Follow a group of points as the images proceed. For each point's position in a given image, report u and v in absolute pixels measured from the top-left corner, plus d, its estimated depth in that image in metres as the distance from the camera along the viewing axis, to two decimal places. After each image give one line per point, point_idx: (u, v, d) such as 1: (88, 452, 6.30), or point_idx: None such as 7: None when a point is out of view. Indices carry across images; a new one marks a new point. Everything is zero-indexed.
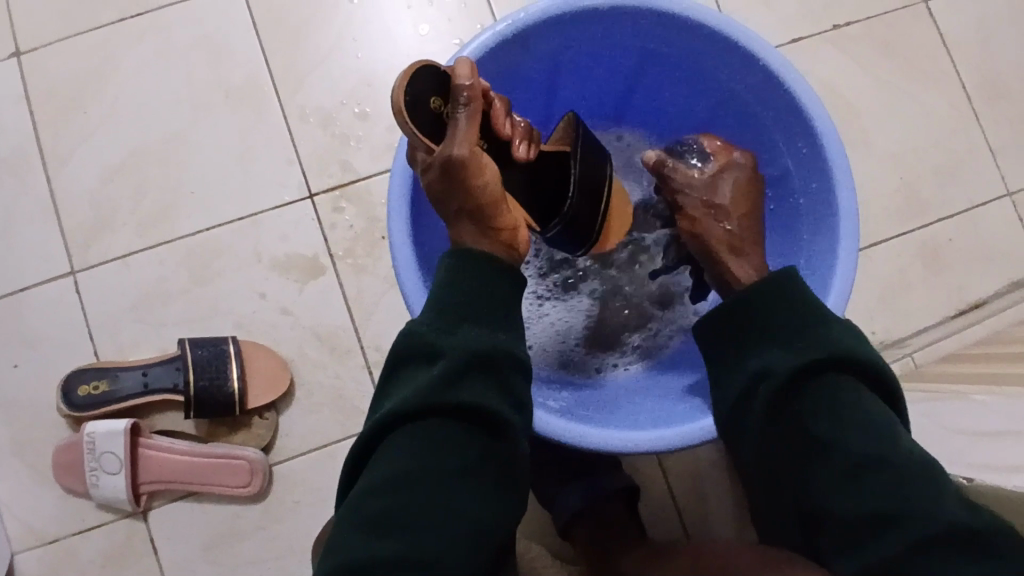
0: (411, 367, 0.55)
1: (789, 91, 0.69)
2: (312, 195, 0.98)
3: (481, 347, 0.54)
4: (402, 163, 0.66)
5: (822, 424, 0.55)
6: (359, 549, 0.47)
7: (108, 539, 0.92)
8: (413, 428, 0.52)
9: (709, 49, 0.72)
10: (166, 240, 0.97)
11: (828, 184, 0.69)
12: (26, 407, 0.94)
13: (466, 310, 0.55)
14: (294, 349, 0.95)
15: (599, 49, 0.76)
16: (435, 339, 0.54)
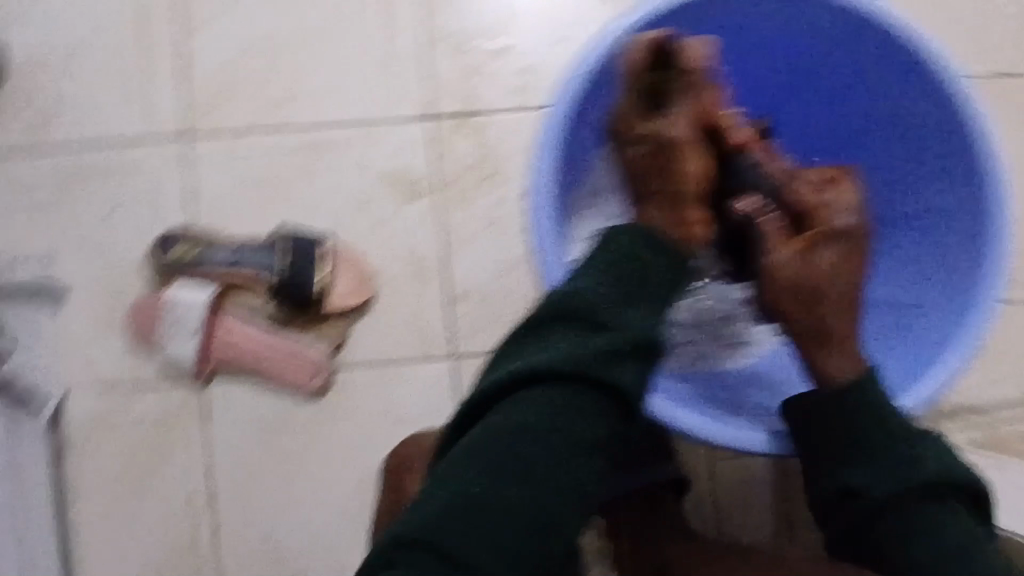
0: (568, 326, 0.54)
1: (970, 123, 0.71)
2: (433, 116, 0.97)
3: (643, 335, 0.54)
4: (556, 124, 0.69)
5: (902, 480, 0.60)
6: (465, 483, 0.50)
7: (162, 399, 0.94)
8: (553, 388, 0.52)
9: (884, 59, 0.74)
10: (281, 126, 0.97)
11: (982, 224, 0.73)
12: (110, 253, 0.95)
13: (637, 296, 0.56)
14: (381, 264, 0.95)
15: (768, 41, 0.79)
16: (600, 309, 0.54)
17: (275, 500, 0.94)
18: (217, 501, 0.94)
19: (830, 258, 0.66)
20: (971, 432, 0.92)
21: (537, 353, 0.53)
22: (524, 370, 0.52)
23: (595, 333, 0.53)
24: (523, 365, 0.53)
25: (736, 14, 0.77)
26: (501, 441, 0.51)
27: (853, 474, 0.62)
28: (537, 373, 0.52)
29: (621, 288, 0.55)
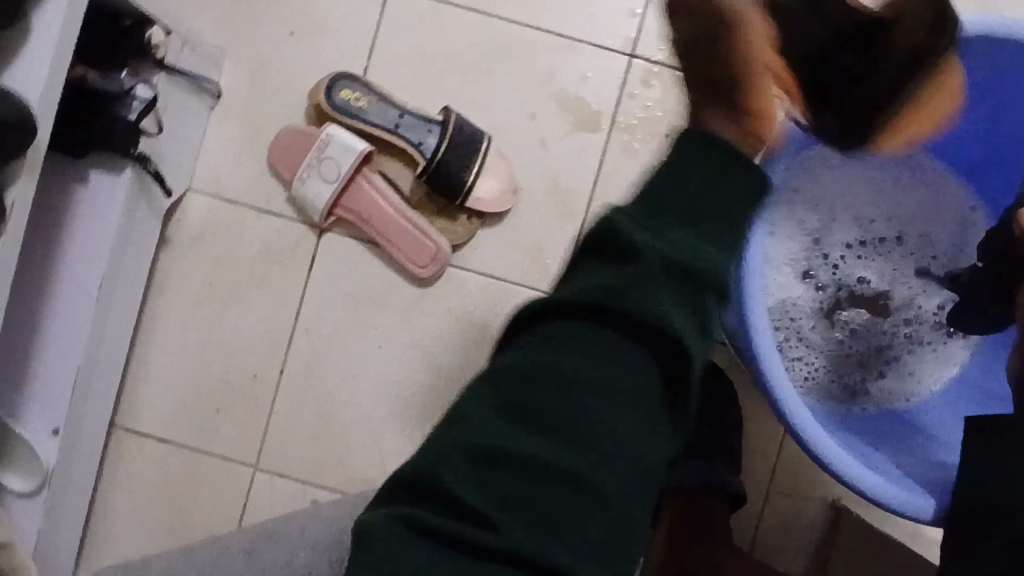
0: (610, 263, 0.42)
1: None
2: (632, 55, 0.93)
3: (689, 257, 0.41)
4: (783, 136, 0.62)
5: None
6: (479, 437, 0.40)
7: (278, 231, 0.94)
8: (591, 333, 0.40)
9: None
10: (483, 10, 0.93)
11: None
12: (279, 76, 0.95)
13: (696, 222, 0.43)
14: (528, 181, 0.93)
15: (997, 88, 0.72)
16: (640, 232, 0.42)
17: (345, 363, 0.94)
18: (292, 344, 0.95)
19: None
20: None
21: (572, 287, 0.42)
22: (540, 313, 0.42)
23: (622, 264, 0.41)
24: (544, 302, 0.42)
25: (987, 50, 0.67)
26: (524, 397, 0.40)
27: None
28: (563, 310, 0.41)
29: (676, 212, 0.44)
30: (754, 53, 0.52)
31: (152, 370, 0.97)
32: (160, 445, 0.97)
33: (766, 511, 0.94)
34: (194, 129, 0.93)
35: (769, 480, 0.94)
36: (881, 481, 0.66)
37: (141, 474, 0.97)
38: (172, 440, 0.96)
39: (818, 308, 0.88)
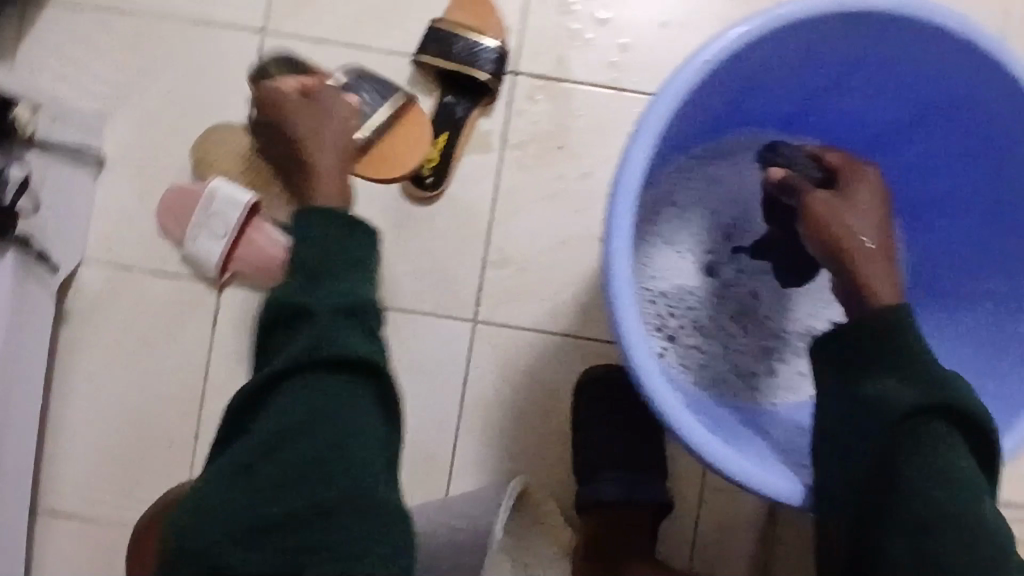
0: (289, 328, 0.54)
1: (929, 108, 0.72)
2: (515, 72, 0.92)
3: (322, 301, 0.54)
4: (634, 177, 0.60)
5: (925, 451, 0.60)
6: (229, 514, 0.47)
7: (177, 291, 0.92)
8: (290, 390, 0.51)
9: (1009, 121, 0.65)
10: (361, 44, 0.92)
11: (960, 209, 0.76)
12: (159, 133, 0.92)
13: (329, 276, 0.56)
14: (426, 209, 0.91)
15: (797, 50, 0.67)
16: (303, 301, 0.54)
17: None
18: (207, 403, 0.92)
19: (851, 210, 0.73)
20: None
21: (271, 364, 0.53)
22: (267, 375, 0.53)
23: (307, 323, 0.53)
24: (271, 369, 0.53)
25: (777, 37, 0.63)
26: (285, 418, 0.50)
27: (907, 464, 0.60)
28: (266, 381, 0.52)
29: (325, 268, 0.57)
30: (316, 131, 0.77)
31: (65, 448, 0.93)
32: (83, 524, 0.93)
33: (696, 526, 0.92)
34: (77, 197, 0.90)
35: (700, 484, 0.93)
36: (739, 459, 0.64)
37: (67, 553, 0.93)
38: (95, 518, 0.93)
39: (695, 287, 0.86)
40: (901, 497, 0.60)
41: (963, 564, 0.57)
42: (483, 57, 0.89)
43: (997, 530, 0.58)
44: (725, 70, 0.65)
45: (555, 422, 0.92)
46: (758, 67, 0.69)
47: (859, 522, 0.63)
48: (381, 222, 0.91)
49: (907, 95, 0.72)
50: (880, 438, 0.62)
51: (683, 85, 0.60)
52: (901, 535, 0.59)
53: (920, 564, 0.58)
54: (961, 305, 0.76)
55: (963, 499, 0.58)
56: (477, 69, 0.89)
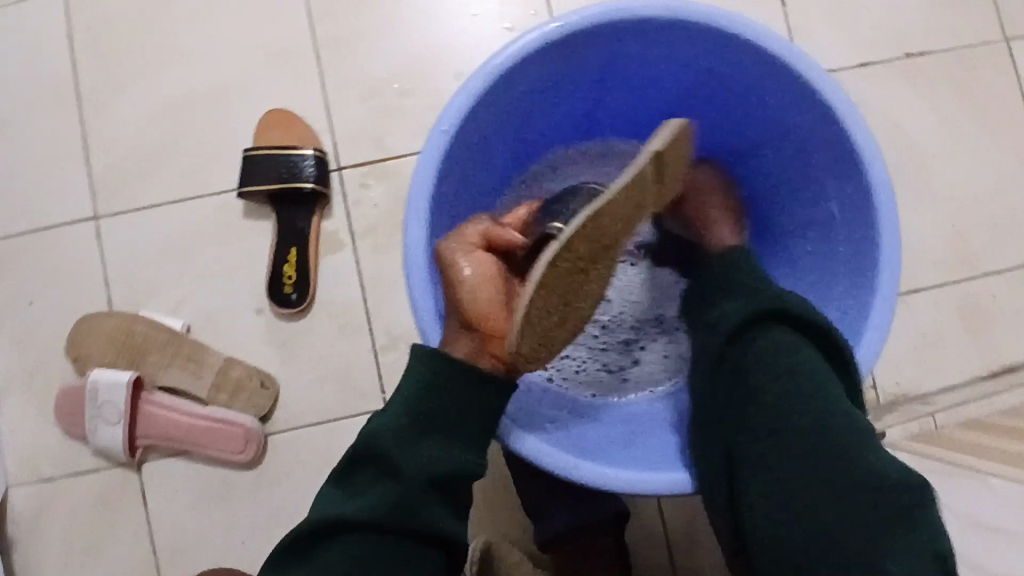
0: (370, 472, 0.54)
1: (690, 80, 0.72)
2: (339, 167, 0.95)
3: (422, 461, 0.53)
4: (415, 237, 0.62)
5: (758, 354, 0.55)
6: None
7: (101, 484, 0.92)
8: (370, 544, 0.51)
9: (751, 69, 0.66)
10: (192, 195, 0.95)
11: (782, 151, 0.72)
12: (36, 344, 0.95)
13: (426, 429, 0.55)
14: (303, 322, 0.93)
15: (528, 88, 0.69)
16: (394, 453, 0.53)
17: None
18: None
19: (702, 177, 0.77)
20: (911, 422, 0.87)
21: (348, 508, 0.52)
22: (373, 473, 0.53)
23: (394, 477, 0.53)
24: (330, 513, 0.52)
25: (492, 90, 0.64)
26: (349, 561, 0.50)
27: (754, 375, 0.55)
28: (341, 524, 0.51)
29: (415, 422, 0.55)
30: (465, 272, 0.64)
31: None
32: None
33: (663, 523, 0.92)
34: None
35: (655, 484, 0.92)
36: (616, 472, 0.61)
37: None
38: None
39: None
40: (749, 403, 0.54)
41: (818, 451, 0.49)
42: (304, 166, 0.92)
43: (849, 416, 0.51)
44: (475, 131, 0.67)
45: (497, 473, 0.91)
46: (505, 117, 0.70)
47: (722, 453, 0.56)
48: (265, 349, 0.93)
49: (663, 85, 0.74)
50: (729, 361, 0.57)
51: (430, 166, 0.62)
52: (756, 445, 0.53)
53: (774, 472, 0.51)
54: (787, 243, 0.75)
55: (811, 389, 0.52)
56: (301, 179, 0.92)
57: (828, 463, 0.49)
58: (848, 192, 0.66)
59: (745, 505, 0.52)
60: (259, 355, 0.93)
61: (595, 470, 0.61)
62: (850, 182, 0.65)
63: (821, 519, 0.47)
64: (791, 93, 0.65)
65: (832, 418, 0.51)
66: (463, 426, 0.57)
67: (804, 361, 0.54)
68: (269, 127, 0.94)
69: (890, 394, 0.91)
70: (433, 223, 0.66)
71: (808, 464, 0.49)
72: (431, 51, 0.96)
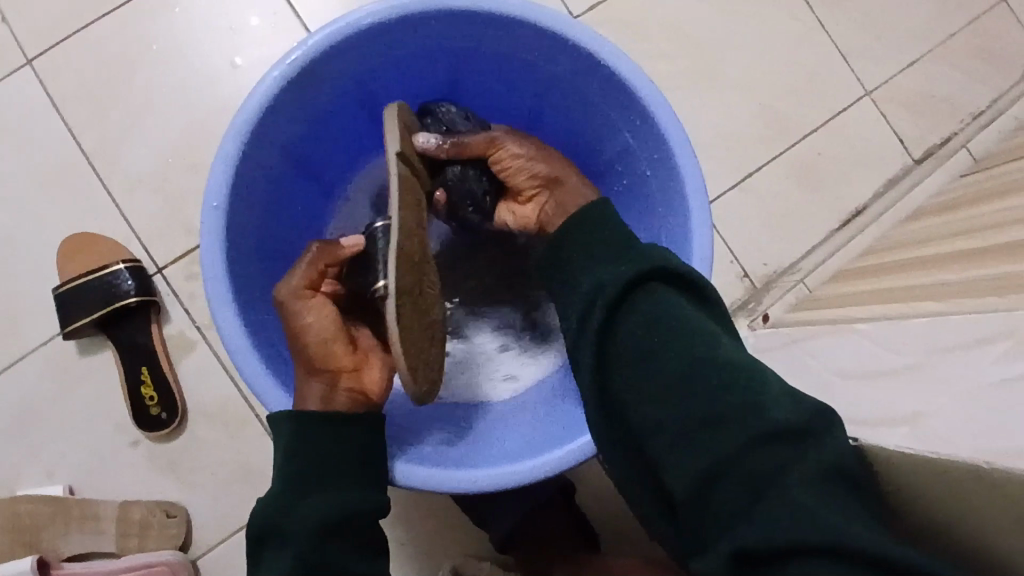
0: (268, 549, 0.51)
1: (446, 64, 0.71)
2: (160, 268, 0.89)
3: (315, 517, 0.51)
4: (228, 318, 0.59)
5: (638, 326, 0.52)
6: None
7: None
8: None
9: (495, 35, 0.66)
10: (19, 355, 0.88)
11: (560, 99, 0.72)
12: None
13: (308, 483, 0.53)
14: (184, 435, 0.88)
15: (291, 132, 0.67)
16: (283, 520, 0.51)
17: None
18: None
19: (517, 147, 0.70)
20: (786, 294, 0.91)
21: None
22: (270, 550, 0.51)
23: (290, 544, 0.50)
24: None
25: (252, 148, 0.62)
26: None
27: (640, 337, 0.52)
28: None
29: (295, 484, 0.53)
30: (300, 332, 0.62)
31: None
32: None
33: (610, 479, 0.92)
34: None
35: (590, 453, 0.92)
36: (494, 470, 0.61)
37: None
38: None
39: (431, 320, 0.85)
40: (646, 381, 0.51)
41: (725, 408, 0.47)
42: (121, 282, 0.86)
43: (743, 361, 0.49)
44: (254, 192, 0.65)
45: (437, 500, 0.90)
46: (282, 167, 0.68)
47: (627, 439, 0.53)
48: (157, 477, 0.87)
49: (429, 77, 0.73)
50: (610, 328, 0.54)
51: (216, 245, 0.60)
52: (664, 423, 0.49)
53: (691, 447, 0.47)
54: (602, 182, 0.75)
55: (704, 347, 0.50)
56: (122, 296, 0.86)
57: (740, 419, 0.46)
58: (628, 116, 0.66)
59: (661, 466, 0.49)
60: (153, 487, 0.87)
61: (468, 474, 0.61)
62: (627, 107, 0.65)
63: (751, 481, 0.44)
64: (538, 42, 0.65)
65: (722, 365, 0.49)
66: (343, 466, 0.55)
67: (684, 314, 0.52)
68: (69, 255, 0.88)
69: (762, 276, 0.92)
70: (243, 297, 0.63)
71: (720, 426, 0.46)
72: (210, 119, 0.92)
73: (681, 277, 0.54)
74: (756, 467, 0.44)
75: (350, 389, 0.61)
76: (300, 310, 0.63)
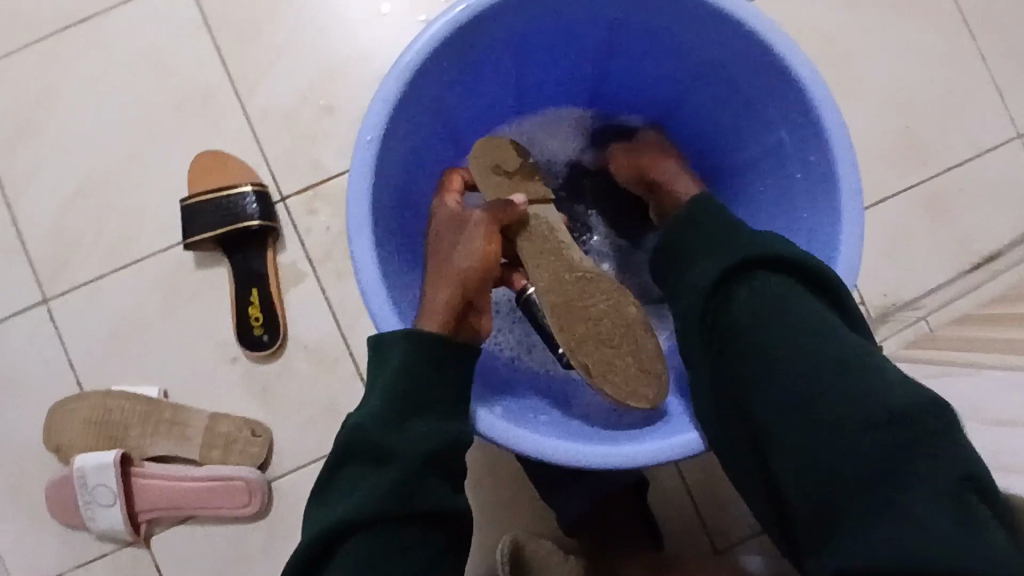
0: (361, 465, 0.50)
1: (608, 36, 0.70)
2: (283, 198, 0.92)
3: (423, 443, 0.50)
4: (366, 251, 0.58)
5: (745, 315, 0.53)
6: None
7: (113, 569, 0.89)
8: (373, 536, 0.47)
9: (666, 11, 0.64)
10: (137, 259, 0.92)
11: (714, 89, 0.70)
12: (12, 444, 0.91)
13: (415, 407, 0.52)
14: (280, 361, 0.90)
15: (447, 81, 0.66)
16: (386, 436, 0.50)
17: None
18: None
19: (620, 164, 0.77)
20: (904, 329, 0.88)
21: (346, 505, 0.48)
22: (366, 464, 0.50)
23: (390, 463, 0.49)
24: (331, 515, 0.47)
25: (413, 90, 0.62)
26: (353, 564, 0.46)
27: (749, 329, 0.52)
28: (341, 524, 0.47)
29: (402, 404, 0.52)
30: (451, 252, 0.66)
31: None
32: None
33: (685, 484, 0.90)
34: None
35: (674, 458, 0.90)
36: (597, 448, 0.59)
37: None
38: None
39: None
40: (756, 374, 0.51)
41: (839, 406, 0.46)
42: (245, 204, 0.89)
43: (855, 354, 0.48)
44: (404, 134, 0.64)
45: (510, 473, 0.90)
46: (431, 115, 0.67)
47: (743, 434, 0.53)
48: (249, 398, 0.90)
49: (585, 45, 0.71)
50: (718, 321, 0.54)
51: (364, 179, 0.59)
52: (773, 417, 0.49)
53: (804, 445, 0.47)
54: (744, 178, 0.73)
55: (812, 340, 0.50)
56: (245, 218, 0.88)
57: (857, 417, 0.45)
58: (791, 114, 0.64)
59: (774, 459, 0.49)
60: (243, 406, 0.90)
61: (572, 449, 0.59)
62: (789, 102, 0.63)
63: (865, 482, 0.44)
64: (704, 26, 0.64)
65: (831, 355, 0.49)
66: (444, 398, 0.54)
67: (792, 303, 0.52)
68: (200, 171, 0.91)
69: (880, 307, 0.90)
70: (380, 235, 0.62)
71: (831, 422, 0.46)
72: (347, 59, 0.93)
73: (794, 265, 0.54)
74: (875, 462, 0.44)
75: (472, 322, 0.63)
76: (450, 235, 0.67)
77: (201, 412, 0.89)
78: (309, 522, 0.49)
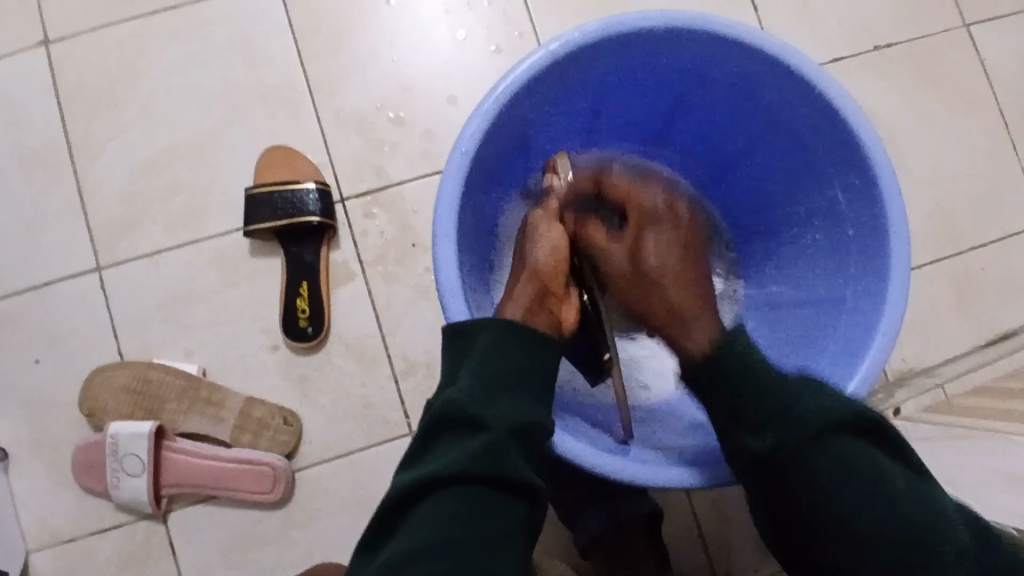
0: (451, 432, 0.53)
1: (688, 83, 0.75)
2: (344, 199, 0.95)
3: (513, 420, 0.53)
4: (448, 251, 0.62)
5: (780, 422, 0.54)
6: None
7: (126, 539, 0.90)
8: (460, 495, 0.50)
9: (741, 68, 0.69)
10: (195, 240, 0.95)
11: (782, 144, 0.75)
12: (45, 404, 0.92)
13: (504, 385, 0.55)
14: (320, 355, 0.93)
15: (534, 106, 0.70)
16: (478, 408, 0.53)
17: None
18: None
19: (655, 243, 0.73)
20: (923, 396, 0.91)
21: (438, 465, 0.51)
22: (458, 432, 0.53)
23: (480, 433, 0.52)
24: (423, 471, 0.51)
25: (506, 111, 0.66)
26: (443, 518, 0.49)
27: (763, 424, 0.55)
28: (433, 481, 0.51)
29: (492, 383, 0.55)
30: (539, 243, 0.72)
31: None
32: None
33: (697, 522, 0.92)
34: None
35: (687, 494, 0.93)
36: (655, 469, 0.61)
37: None
38: None
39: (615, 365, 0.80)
40: (801, 486, 0.52)
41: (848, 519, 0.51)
42: (308, 200, 0.92)
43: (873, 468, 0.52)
44: (490, 150, 0.68)
45: None
46: (515, 135, 0.71)
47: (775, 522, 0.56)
48: (284, 387, 0.92)
49: (660, 88, 0.76)
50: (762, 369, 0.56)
51: (454, 186, 0.63)
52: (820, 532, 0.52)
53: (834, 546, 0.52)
54: (795, 231, 0.78)
55: (848, 469, 0.52)
56: (307, 214, 0.91)
57: (874, 524, 0.50)
58: (850, 175, 0.68)
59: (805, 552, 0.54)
60: (278, 393, 0.92)
61: (627, 467, 0.60)
62: (849, 162, 0.68)
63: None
64: (781, 83, 0.68)
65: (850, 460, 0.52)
66: (529, 381, 0.57)
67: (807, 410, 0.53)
68: (268, 164, 0.94)
69: (898, 371, 0.95)
70: (461, 240, 0.65)
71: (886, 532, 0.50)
72: (421, 76, 0.98)
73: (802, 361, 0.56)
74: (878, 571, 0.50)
75: (552, 309, 0.68)
76: (540, 224, 0.74)
77: (237, 394, 0.91)
78: (402, 475, 0.53)
